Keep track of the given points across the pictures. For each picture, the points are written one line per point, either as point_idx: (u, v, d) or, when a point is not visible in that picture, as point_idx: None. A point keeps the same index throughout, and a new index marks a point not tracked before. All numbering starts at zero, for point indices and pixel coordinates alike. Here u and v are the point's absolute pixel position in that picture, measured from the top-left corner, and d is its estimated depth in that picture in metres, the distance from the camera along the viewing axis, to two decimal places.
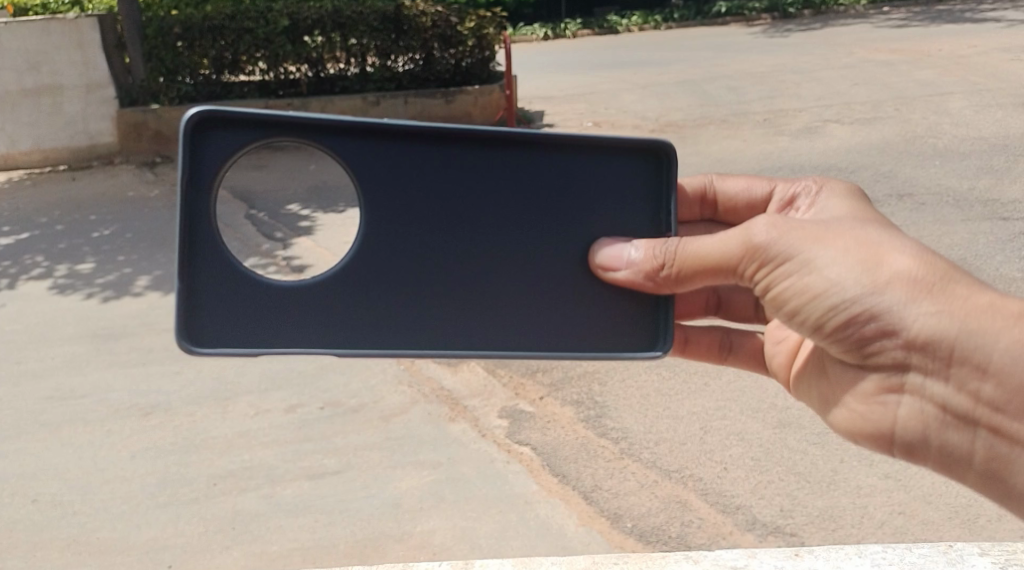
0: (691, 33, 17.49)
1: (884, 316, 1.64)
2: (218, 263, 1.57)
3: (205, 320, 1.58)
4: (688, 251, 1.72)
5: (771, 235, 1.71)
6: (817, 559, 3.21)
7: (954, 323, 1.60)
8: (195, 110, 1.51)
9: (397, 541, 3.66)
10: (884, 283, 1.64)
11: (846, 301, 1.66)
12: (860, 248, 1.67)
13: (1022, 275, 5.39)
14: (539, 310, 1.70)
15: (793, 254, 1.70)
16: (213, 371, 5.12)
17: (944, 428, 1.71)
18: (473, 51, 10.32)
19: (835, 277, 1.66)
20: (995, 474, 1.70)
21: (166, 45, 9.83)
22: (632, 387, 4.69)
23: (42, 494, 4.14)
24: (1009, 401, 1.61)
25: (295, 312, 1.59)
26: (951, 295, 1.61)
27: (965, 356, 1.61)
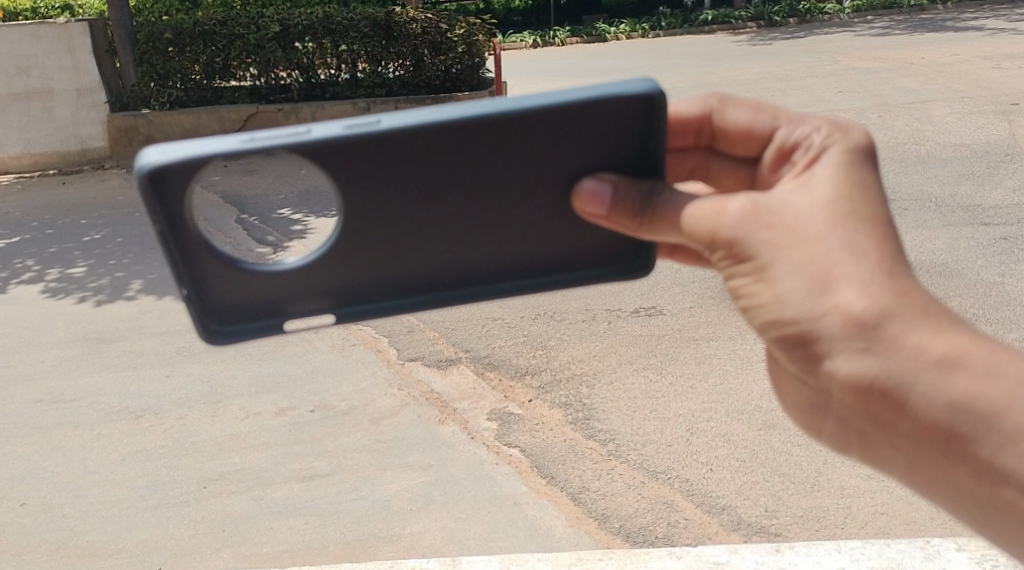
0: (679, 41, 17.60)
1: (819, 338, 1.75)
2: (214, 265, 1.78)
3: (217, 307, 1.81)
4: (660, 213, 1.80)
5: (735, 234, 1.77)
6: (798, 554, 3.27)
7: (883, 361, 1.72)
8: (143, 162, 1.62)
9: (387, 542, 3.71)
10: (827, 309, 1.73)
11: (790, 318, 1.77)
12: (815, 268, 1.73)
13: (1002, 279, 5.48)
14: (518, 262, 1.84)
15: (750, 260, 1.77)
16: (203, 375, 5.16)
17: (864, 436, 1.87)
18: (462, 57, 10.29)
19: (784, 293, 1.76)
20: (909, 486, 1.85)
21: (156, 51, 9.89)
22: (619, 389, 4.75)
23: (30, 498, 4.18)
24: (922, 438, 1.75)
25: (300, 289, 1.80)
26: (888, 334, 1.71)
27: (890, 392, 1.73)
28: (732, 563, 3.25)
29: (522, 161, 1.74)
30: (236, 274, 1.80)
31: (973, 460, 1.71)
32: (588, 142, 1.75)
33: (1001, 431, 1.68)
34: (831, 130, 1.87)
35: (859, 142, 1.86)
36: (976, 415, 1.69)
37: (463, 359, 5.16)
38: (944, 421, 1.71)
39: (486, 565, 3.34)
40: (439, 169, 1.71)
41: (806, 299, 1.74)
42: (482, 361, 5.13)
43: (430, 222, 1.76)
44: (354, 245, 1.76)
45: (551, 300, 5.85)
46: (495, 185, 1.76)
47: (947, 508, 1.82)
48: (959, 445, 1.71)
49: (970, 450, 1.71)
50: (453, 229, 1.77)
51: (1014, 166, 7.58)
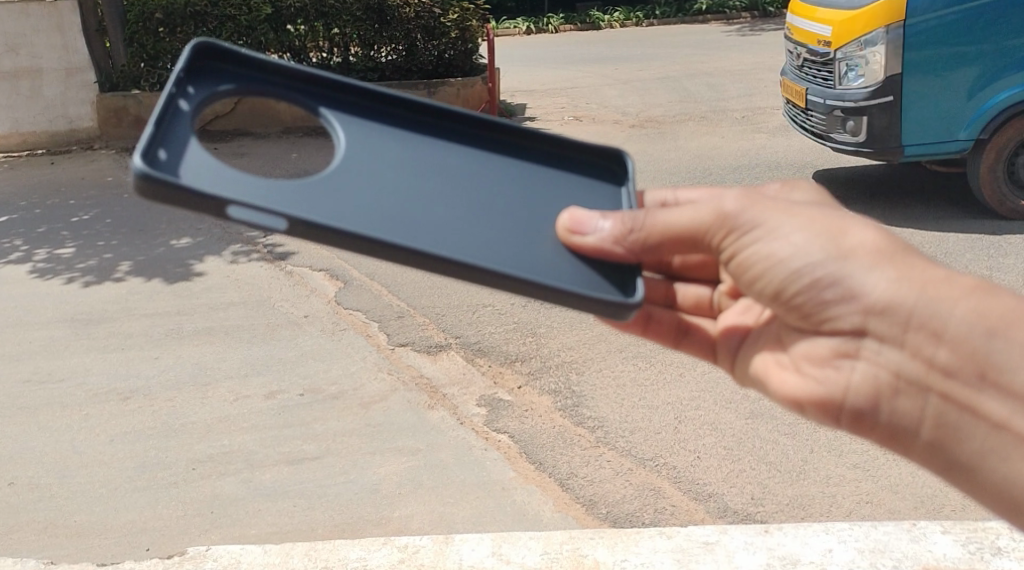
0: (672, 31, 17.59)
1: (845, 280, 1.76)
2: (184, 145, 1.64)
3: (169, 170, 1.57)
4: (657, 223, 1.84)
5: (741, 205, 1.86)
6: (786, 536, 3.31)
7: (914, 291, 1.72)
8: (199, 40, 1.83)
9: (375, 524, 3.73)
10: (850, 250, 1.77)
11: (813, 264, 1.78)
12: (827, 223, 1.81)
13: (990, 273, 5.52)
14: (500, 250, 1.71)
15: (759, 224, 1.84)
16: (193, 357, 5.15)
17: (895, 394, 1.78)
18: (455, 43, 10.27)
19: (799, 243, 1.80)
20: (939, 445, 1.76)
21: (147, 31, 9.80)
22: (609, 377, 4.77)
23: (18, 477, 4.18)
24: (960, 370, 1.70)
25: (269, 187, 1.60)
26: (913, 269, 1.74)
27: (925, 321, 1.71)
28: (721, 543, 3.28)
29: (510, 182, 1.89)
30: (207, 162, 1.62)
31: (1004, 394, 1.67)
32: (573, 184, 1.97)
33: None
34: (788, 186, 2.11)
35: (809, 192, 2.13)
36: (1013, 340, 1.66)
37: (453, 345, 5.17)
38: (978, 348, 1.68)
39: (478, 542, 3.36)
40: (440, 162, 1.85)
41: (828, 242, 1.78)
42: (472, 347, 5.14)
43: (431, 187, 1.77)
44: (353, 185, 1.70)
45: None
46: (484, 189, 1.83)
47: (980, 460, 1.72)
48: (991, 374, 1.68)
49: (1002, 381, 1.67)
50: (450, 205, 1.75)
51: None
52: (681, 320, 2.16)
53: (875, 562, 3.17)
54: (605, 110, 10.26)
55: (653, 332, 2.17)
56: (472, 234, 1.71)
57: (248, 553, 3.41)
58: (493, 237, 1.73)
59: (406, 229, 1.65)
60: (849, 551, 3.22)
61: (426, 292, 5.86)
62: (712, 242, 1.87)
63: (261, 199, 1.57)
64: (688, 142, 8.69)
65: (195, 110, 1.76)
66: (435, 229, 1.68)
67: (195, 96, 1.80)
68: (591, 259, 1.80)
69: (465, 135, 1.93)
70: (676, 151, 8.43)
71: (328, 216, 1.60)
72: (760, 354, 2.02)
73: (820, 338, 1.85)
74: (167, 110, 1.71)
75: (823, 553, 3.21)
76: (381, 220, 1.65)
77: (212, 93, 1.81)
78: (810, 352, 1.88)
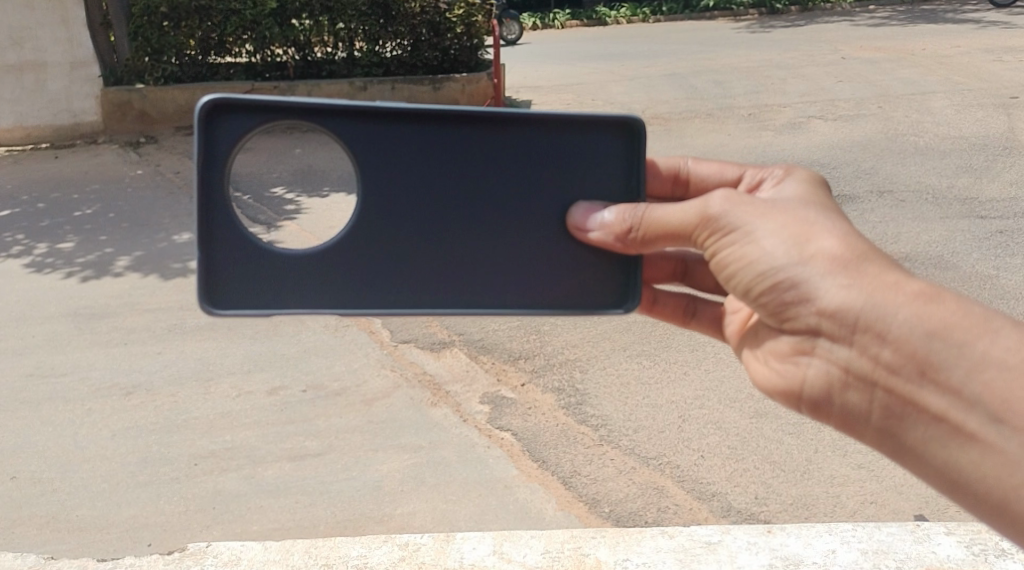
0: (678, 27, 17.54)
1: (802, 285, 1.58)
2: (233, 244, 1.58)
3: (223, 283, 1.59)
4: (655, 219, 1.67)
5: (726, 206, 1.66)
6: (789, 536, 3.28)
7: (864, 297, 1.53)
8: (208, 98, 1.51)
9: (378, 521, 3.71)
10: (809, 257, 1.57)
11: (774, 269, 1.59)
12: (793, 225, 1.61)
13: (997, 273, 5.50)
14: (529, 282, 1.67)
15: (736, 228, 1.64)
16: (195, 353, 5.12)
17: (846, 388, 1.60)
18: (461, 38, 10.26)
19: (767, 248, 1.60)
20: (887, 434, 1.58)
21: (152, 25, 9.81)
22: (613, 375, 4.75)
23: (20, 471, 4.16)
24: (902, 370, 1.51)
25: (301, 281, 1.59)
26: (868, 275, 1.54)
27: (870, 325, 1.53)
28: (723, 543, 3.25)
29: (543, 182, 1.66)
30: (244, 272, 1.59)
31: (943, 391, 1.49)
32: (615, 162, 1.69)
33: (968, 363, 1.46)
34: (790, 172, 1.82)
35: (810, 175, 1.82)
36: (951, 342, 1.48)
37: (457, 342, 5.14)
38: (921, 349, 1.49)
39: (478, 540, 3.35)
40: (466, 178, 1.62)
41: (788, 252, 1.58)
42: (475, 345, 5.11)
43: (446, 225, 1.62)
44: (361, 240, 1.60)
45: None
46: (502, 191, 1.64)
47: (923, 452, 1.55)
48: (934, 373, 1.49)
49: (940, 379, 1.48)
50: (469, 239, 1.63)
51: (1013, 160, 7.57)
52: (688, 304, 2.03)
53: (878, 563, 3.14)
54: (610, 107, 10.22)
55: (660, 313, 2.01)
56: (483, 265, 1.64)
57: (248, 549, 3.39)
58: (513, 264, 1.66)
59: (410, 277, 1.61)
60: (852, 552, 3.19)
61: None
62: (696, 243, 1.67)
63: (299, 301, 1.59)
64: (694, 140, 8.66)
65: (224, 183, 1.55)
66: (452, 270, 1.63)
67: (218, 151, 1.54)
68: (593, 253, 1.69)
69: (494, 125, 1.61)
70: (682, 148, 8.39)
71: (339, 283, 1.59)
72: (742, 342, 1.85)
73: (781, 333, 1.68)
74: (207, 202, 1.55)
75: (826, 554, 3.19)
76: (378, 266, 1.60)
77: (236, 144, 1.54)
78: (773, 345, 1.71)
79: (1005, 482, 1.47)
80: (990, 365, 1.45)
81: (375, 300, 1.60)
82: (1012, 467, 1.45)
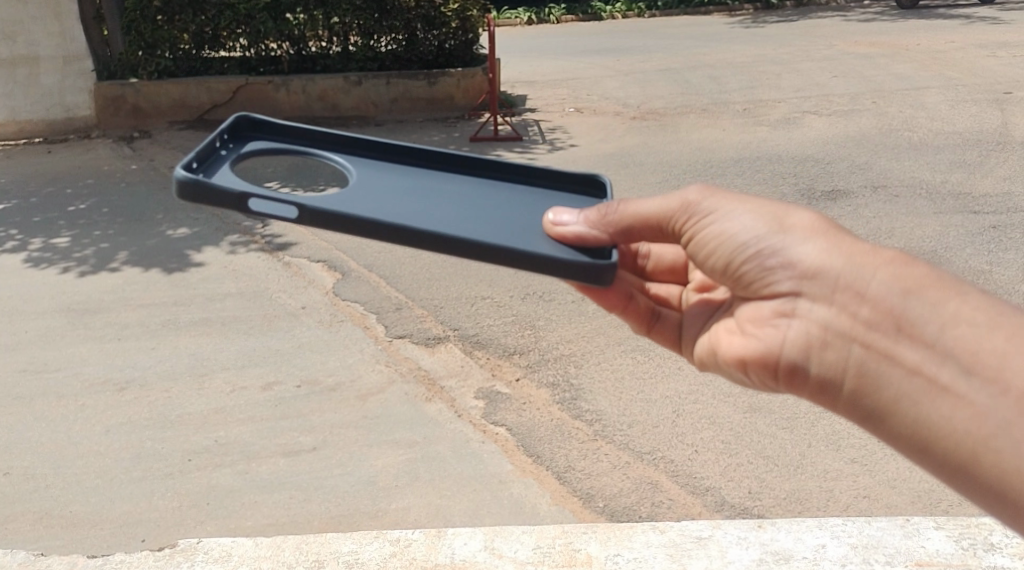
0: (674, 22, 17.54)
1: (782, 250, 1.63)
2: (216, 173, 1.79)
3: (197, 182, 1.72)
4: (630, 209, 1.79)
5: (705, 194, 1.77)
6: (780, 530, 3.29)
7: (842, 259, 1.56)
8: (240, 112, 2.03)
9: (371, 517, 3.70)
10: (790, 226, 1.63)
11: (754, 238, 1.66)
12: (776, 205, 1.69)
13: (990, 268, 5.51)
14: (489, 232, 1.70)
15: (714, 209, 1.75)
16: (190, 348, 5.12)
17: (823, 347, 1.57)
18: (455, 33, 10.24)
19: (745, 222, 1.68)
20: (863, 395, 1.53)
21: (145, 19, 9.77)
22: (607, 370, 4.75)
23: (13, 467, 4.15)
24: (879, 324, 1.51)
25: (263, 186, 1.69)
26: (848, 242, 1.58)
27: (848, 282, 1.55)
28: (714, 537, 3.26)
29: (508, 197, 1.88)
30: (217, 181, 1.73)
31: (919, 345, 1.47)
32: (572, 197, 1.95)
33: (941, 320, 1.46)
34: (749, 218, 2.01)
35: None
36: (928, 298, 1.48)
37: (451, 338, 5.14)
38: (896, 306, 1.50)
39: (471, 534, 3.35)
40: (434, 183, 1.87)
41: (770, 222, 1.65)
42: (470, 340, 5.11)
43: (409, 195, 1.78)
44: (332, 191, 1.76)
45: (542, 280, 5.83)
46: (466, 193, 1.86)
47: (897, 411, 1.49)
48: (910, 328, 1.48)
49: (915, 333, 1.48)
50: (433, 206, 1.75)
51: (1006, 155, 7.57)
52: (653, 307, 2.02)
53: (868, 557, 3.15)
54: (605, 102, 10.21)
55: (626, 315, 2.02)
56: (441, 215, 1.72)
57: (239, 545, 3.38)
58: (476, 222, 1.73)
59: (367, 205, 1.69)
60: (842, 546, 3.20)
61: (426, 283, 5.83)
62: (675, 230, 1.79)
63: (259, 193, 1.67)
64: (688, 135, 8.66)
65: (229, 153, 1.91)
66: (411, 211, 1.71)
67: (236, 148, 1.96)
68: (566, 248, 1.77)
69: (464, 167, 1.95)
70: (677, 143, 8.38)
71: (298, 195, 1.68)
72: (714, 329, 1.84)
73: (760, 302, 1.68)
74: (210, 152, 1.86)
75: (817, 548, 3.19)
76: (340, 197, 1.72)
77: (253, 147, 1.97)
78: (751, 317, 1.70)
79: (975, 434, 1.40)
80: (963, 321, 1.44)
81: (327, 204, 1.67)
82: (982, 417, 1.40)
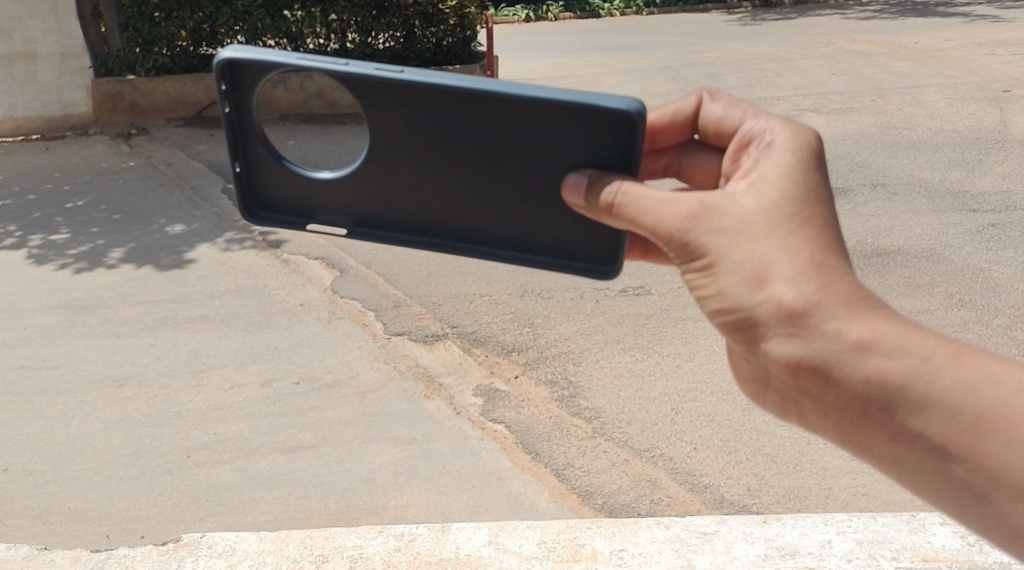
0: (673, 19, 17.55)
1: (749, 333, 1.36)
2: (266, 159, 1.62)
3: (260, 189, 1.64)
4: (632, 209, 1.43)
5: (684, 219, 1.39)
6: (784, 526, 3.29)
7: (809, 351, 1.32)
8: (224, 52, 1.51)
9: (371, 513, 3.70)
10: (755, 306, 1.34)
11: (719, 316, 1.39)
12: (737, 261, 1.35)
13: (989, 266, 5.52)
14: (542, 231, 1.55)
15: (690, 247, 1.38)
16: (188, 345, 5.11)
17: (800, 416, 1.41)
18: (454, 30, 10.25)
19: (717, 290, 1.37)
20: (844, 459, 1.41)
21: (143, 15, 9.85)
22: (605, 367, 4.75)
23: (12, 464, 4.15)
24: (854, 416, 1.33)
25: (323, 203, 1.61)
26: (823, 326, 1.31)
27: (819, 375, 1.32)
28: (718, 533, 3.26)
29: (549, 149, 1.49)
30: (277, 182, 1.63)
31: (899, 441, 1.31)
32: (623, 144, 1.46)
33: (926, 421, 1.28)
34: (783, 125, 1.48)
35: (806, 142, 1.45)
36: (902, 393, 1.29)
37: (450, 335, 5.14)
38: (869, 399, 1.30)
39: (474, 530, 3.35)
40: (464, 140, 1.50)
41: (735, 297, 1.35)
42: (469, 337, 5.11)
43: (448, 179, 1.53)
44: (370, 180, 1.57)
45: (540, 278, 5.82)
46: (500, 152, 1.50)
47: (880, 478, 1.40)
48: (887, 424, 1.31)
49: (892, 429, 1.31)
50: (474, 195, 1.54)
51: (1005, 154, 7.58)
52: None
53: (874, 553, 3.15)
54: None
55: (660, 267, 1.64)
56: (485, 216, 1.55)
57: (243, 540, 3.38)
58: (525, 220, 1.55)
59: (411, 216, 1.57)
60: (847, 542, 3.20)
61: (424, 281, 5.83)
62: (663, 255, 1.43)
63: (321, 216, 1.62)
64: None
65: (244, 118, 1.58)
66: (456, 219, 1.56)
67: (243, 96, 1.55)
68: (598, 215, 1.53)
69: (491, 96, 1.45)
70: None
71: (353, 206, 1.59)
72: None
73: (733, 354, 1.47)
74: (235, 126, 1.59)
75: (822, 544, 3.20)
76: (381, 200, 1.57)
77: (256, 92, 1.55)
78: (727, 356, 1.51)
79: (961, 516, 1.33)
80: (950, 424, 1.27)
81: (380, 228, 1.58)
82: (965, 506, 1.31)
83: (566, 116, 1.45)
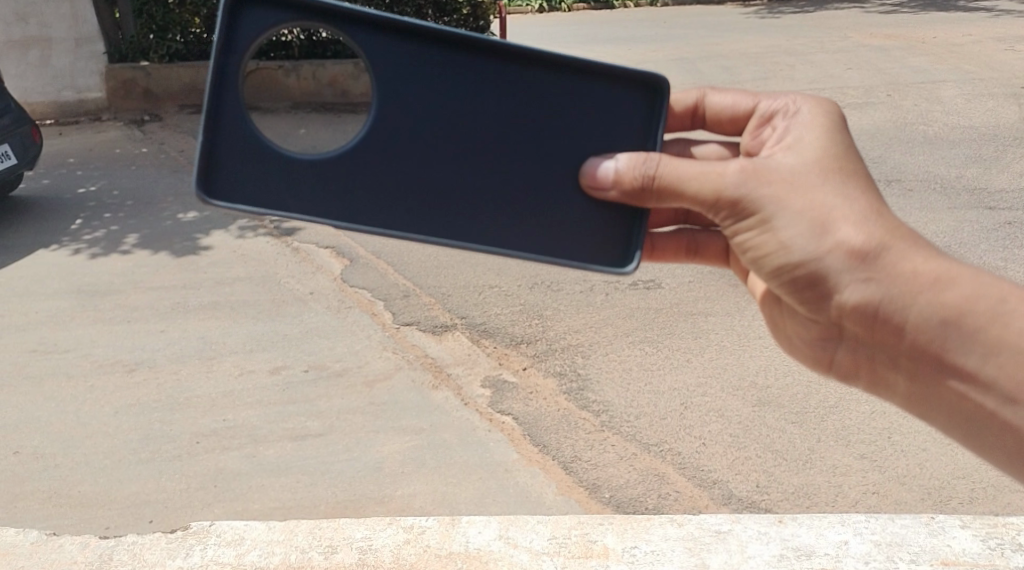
0: (687, 11, 17.46)
1: (825, 276, 1.60)
2: (239, 138, 1.48)
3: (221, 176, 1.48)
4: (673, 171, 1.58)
5: (748, 184, 1.60)
6: (800, 526, 3.26)
7: (881, 289, 1.58)
8: None
9: (378, 503, 3.68)
10: (828, 249, 1.58)
11: (797, 261, 1.61)
12: (809, 211, 1.59)
13: (1004, 264, 5.47)
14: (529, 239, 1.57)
15: (755, 214, 1.60)
16: (198, 331, 5.10)
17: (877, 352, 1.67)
18: (466, 19, 10.19)
19: (792, 240, 1.59)
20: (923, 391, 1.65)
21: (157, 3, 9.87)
22: (615, 361, 4.72)
23: (22, 447, 4.14)
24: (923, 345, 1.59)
25: (301, 186, 1.48)
26: (887, 266, 1.57)
27: (888, 316, 1.59)
28: (733, 532, 3.23)
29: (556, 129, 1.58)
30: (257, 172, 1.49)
31: (958, 374, 1.58)
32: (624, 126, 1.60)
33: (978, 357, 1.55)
34: (804, 99, 1.73)
35: (830, 109, 1.71)
36: (962, 328, 1.55)
37: (459, 326, 5.11)
38: (933, 333, 1.57)
39: (485, 524, 3.33)
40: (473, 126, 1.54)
41: (798, 251, 1.60)
42: (477, 329, 5.08)
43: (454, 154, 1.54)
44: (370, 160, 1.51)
45: (552, 270, 5.79)
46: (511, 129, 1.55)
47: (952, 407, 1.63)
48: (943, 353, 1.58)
49: (954, 357, 1.57)
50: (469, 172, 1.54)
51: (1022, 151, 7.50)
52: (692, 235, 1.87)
53: (891, 556, 3.12)
54: None
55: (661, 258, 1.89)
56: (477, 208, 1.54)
57: (251, 529, 3.36)
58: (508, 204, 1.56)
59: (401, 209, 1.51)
60: (864, 544, 3.17)
61: (433, 271, 5.80)
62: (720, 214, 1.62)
63: (301, 209, 1.48)
64: None
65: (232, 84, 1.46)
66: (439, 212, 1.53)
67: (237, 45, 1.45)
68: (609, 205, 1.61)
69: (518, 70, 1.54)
70: None
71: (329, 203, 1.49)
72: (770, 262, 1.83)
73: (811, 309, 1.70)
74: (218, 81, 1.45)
75: (839, 545, 3.17)
76: (365, 193, 1.50)
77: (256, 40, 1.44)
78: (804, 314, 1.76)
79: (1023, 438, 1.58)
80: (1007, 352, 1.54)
81: (364, 225, 1.50)
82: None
83: (598, 90, 1.58)
